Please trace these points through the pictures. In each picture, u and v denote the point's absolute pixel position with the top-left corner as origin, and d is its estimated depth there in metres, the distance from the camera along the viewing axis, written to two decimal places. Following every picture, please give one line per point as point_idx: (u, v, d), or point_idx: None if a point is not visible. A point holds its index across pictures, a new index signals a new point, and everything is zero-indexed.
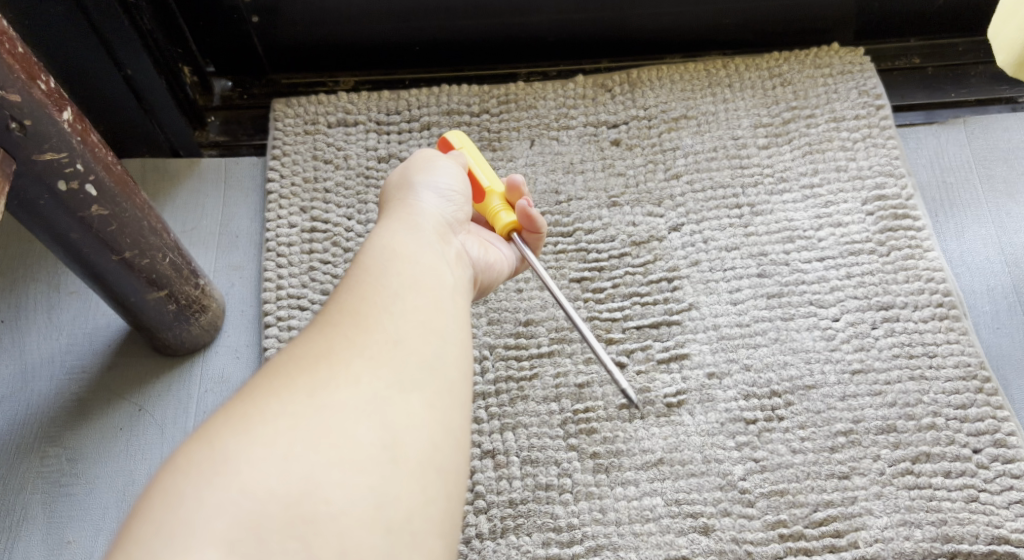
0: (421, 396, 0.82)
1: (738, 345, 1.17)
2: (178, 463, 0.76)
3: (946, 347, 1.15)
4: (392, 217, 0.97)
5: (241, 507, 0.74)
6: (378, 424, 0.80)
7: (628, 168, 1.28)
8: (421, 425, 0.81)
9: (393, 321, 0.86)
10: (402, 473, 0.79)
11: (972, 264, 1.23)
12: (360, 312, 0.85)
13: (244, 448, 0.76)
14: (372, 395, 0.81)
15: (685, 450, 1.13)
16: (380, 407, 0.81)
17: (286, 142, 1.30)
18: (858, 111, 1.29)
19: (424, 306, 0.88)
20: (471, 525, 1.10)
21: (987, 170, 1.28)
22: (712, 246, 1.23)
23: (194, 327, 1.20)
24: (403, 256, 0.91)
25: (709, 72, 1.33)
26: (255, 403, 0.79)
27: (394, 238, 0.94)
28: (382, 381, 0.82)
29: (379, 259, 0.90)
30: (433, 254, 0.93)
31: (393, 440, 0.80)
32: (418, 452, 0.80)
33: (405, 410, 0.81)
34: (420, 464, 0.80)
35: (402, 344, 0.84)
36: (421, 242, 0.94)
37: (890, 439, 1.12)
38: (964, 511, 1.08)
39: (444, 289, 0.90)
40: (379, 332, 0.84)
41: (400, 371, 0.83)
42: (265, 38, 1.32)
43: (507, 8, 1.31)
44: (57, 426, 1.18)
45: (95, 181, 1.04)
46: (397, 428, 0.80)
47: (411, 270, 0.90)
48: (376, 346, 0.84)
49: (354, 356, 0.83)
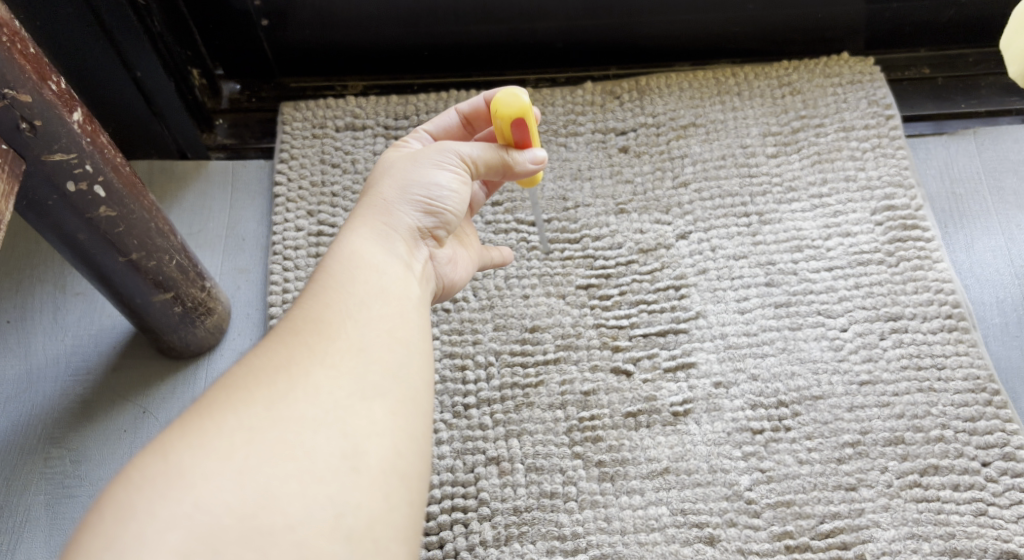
0: (382, 405, 0.83)
1: (746, 354, 1.16)
2: (135, 475, 0.77)
3: (955, 359, 1.14)
4: (364, 219, 0.96)
5: (197, 519, 0.75)
6: (338, 434, 0.81)
7: (636, 175, 1.28)
8: (381, 434, 0.82)
9: (356, 331, 0.86)
10: (361, 482, 0.80)
11: (981, 276, 1.22)
12: (321, 323, 0.86)
13: (201, 461, 0.77)
14: (332, 405, 0.82)
15: (692, 460, 1.12)
16: (339, 417, 0.81)
17: (295, 146, 1.30)
18: (867, 121, 1.28)
19: (388, 318, 0.88)
20: (475, 532, 1.09)
21: (997, 181, 1.27)
22: (720, 255, 1.22)
23: (199, 330, 1.20)
24: (368, 264, 0.91)
25: (719, 80, 1.33)
26: (212, 413, 0.80)
27: (363, 245, 0.93)
28: (342, 391, 0.83)
29: (345, 268, 0.90)
30: (400, 264, 0.94)
31: (353, 450, 0.80)
32: (378, 461, 0.81)
33: (365, 420, 0.82)
34: (380, 473, 0.81)
35: (365, 353, 0.85)
36: (390, 252, 0.94)
37: (898, 451, 1.11)
38: (973, 525, 1.07)
39: (409, 300, 0.91)
40: (340, 342, 0.85)
41: (361, 382, 0.84)
42: (274, 41, 1.32)
43: (516, 15, 1.31)
44: (60, 427, 1.18)
45: (104, 182, 1.04)
46: (357, 438, 0.81)
47: (376, 280, 0.91)
48: (338, 356, 0.84)
49: (315, 367, 0.83)
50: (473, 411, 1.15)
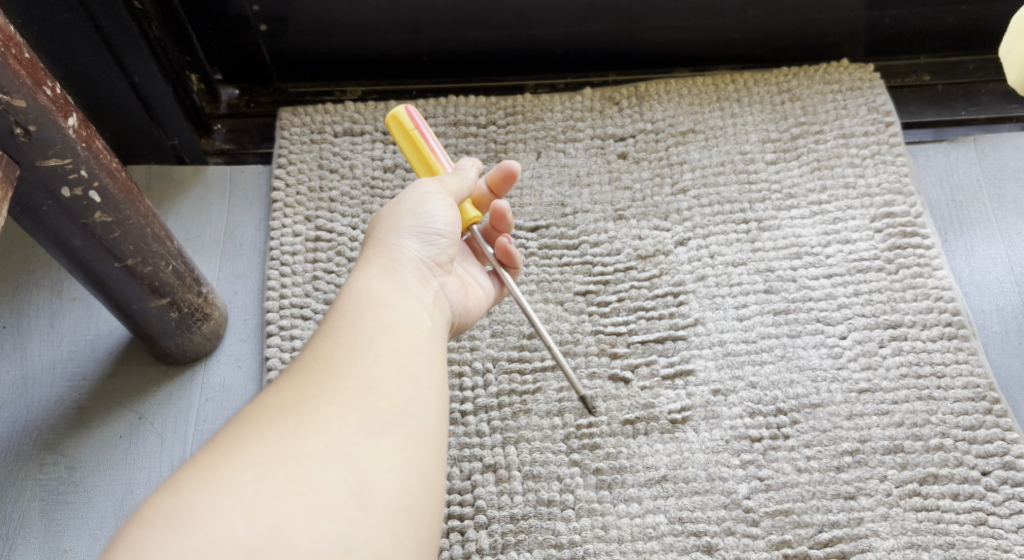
0: (392, 441, 0.82)
1: (744, 362, 1.16)
2: (147, 512, 0.76)
3: (955, 367, 1.14)
4: (372, 259, 0.96)
5: (206, 556, 0.74)
6: (347, 470, 0.79)
7: (635, 182, 1.27)
8: (391, 470, 0.81)
9: (367, 366, 0.85)
10: (369, 518, 0.78)
11: (981, 284, 1.21)
12: (333, 356, 0.85)
13: (211, 496, 0.76)
14: (341, 441, 0.81)
15: (690, 467, 1.11)
16: (349, 452, 0.80)
17: (293, 150, 1.30)
18: (867, 128, 1.28)
19: (399, 351, 0.87)
20: (471, 540, 1.08)
21: (997, 189, 1.27)
22: (718, 261, 1.21)
23: (196, 336, 1.19)
24: (381, 297, 0.91)
25: (718, 86, 1.32)
26: (223, 450, 0.79)
27: (373, 281, 0.92)
28: (352, 427, 0.81)
29: (356, 304, 0.90)
30: (411, 298, 0.93)
31: (362, 486, 0.79)
32: (387, 497, 0.80)
33: (375, 455, 0.81)
34: (390, 510, 0.80)
35: (376, 388, 0.84)
36: (401, 286, 0.93)
37: (897, 460, 1.10)
38: (973, 535, 1.07)
39: (421, 330, 0.90)
40: (351, 378, 0.84)
41: (371, 418, 0.82)
42: (273, 47, 1.32)
43: (515, 21, 1.30)
44: (56, 433, 1.17)
45: (99, 188, 1.04)
46: (366, 473, 0.80)
47: (388, 315, 0.90)
48: (348, 392, 0.83)
49: (325, 403, 0.82)
50: (470, 418, 1.14)
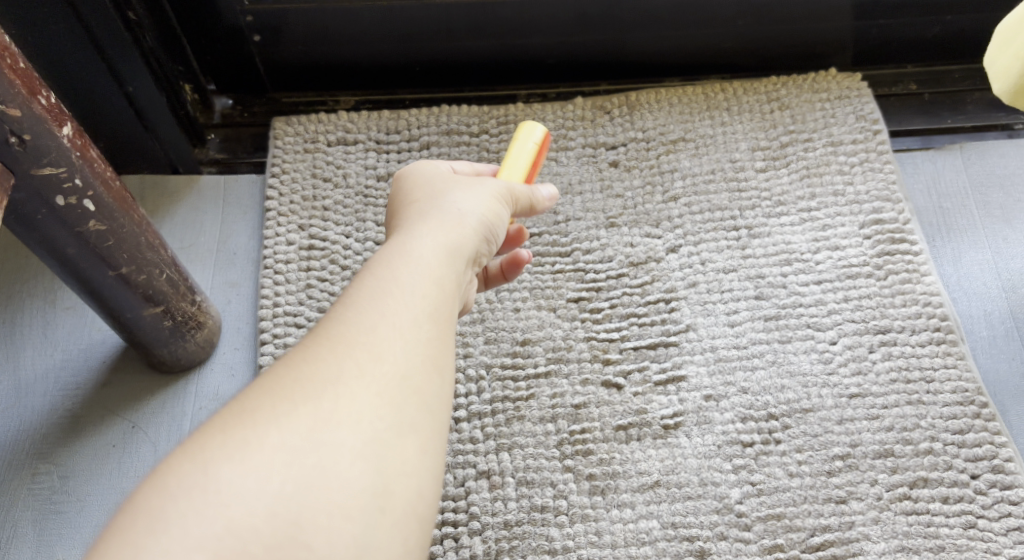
0: (419, 440, 0.80)
1: (735, 368, 1.17)
2: (167, 480, 0.74)
3: (943, 372, 1.15)
4: (422, 221, 0.93)
5: (222, 542, 0.73)
6: (372, 469, 0.78)
7: (626, 190, 1.28)
8: (413, 472, 0.79)
9: (406, 352, 0.82)
10: (388, 522, 0.77)
11: (969, 290, 1.23)
12: (374, 333, 0.82)
13: (236, 477, 0.75)
14: (372, 434, 0.79)
15: (682, 473, 1.12)
16: (377, 449, 0.78)
17: (286, 160, 1.31)
18: (855, 136, 1.30)
19: (437, 338, 0.84)
20: (465, 546, 1.09)
21: (983, 196, 1.28)
22: (709, 268, 1.23)
23: (190, 344, 1.19)
24: (424, 271, 0.87)
25: (708, 95, 1.34)
26: (253, 425, 0.77)
27: (421, 251, 0.89)
28: (382, 420, 0.79)
29: (402, 275, 0.86)
30: (454, 275, 0.89)
31: (385, 487, 0.78)
32: (406, 500, 0.78)
33: (402, 455, 0.79)
34: (407, 514, 0.78)
35: (411, 378, 0.82)
36: (447, 259, 0.90)
37: (887, 464, 1.11)
38: (963, 538, 1.08)
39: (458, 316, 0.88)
40: (390, 364, 0.81)
41: (403, 411, 0.80)
42: (266, 57, 1.33)
43: (507, 30, 1.32)
44: (49, 442, 1.17)
45: (93, 197, 1.04)
46: (392, 475, 0.78)
47: (430, 294, 0.86)
48: (385, 380, 0.81)
49: (361, 390, 0.80)
50: (463, 425, 1.15)
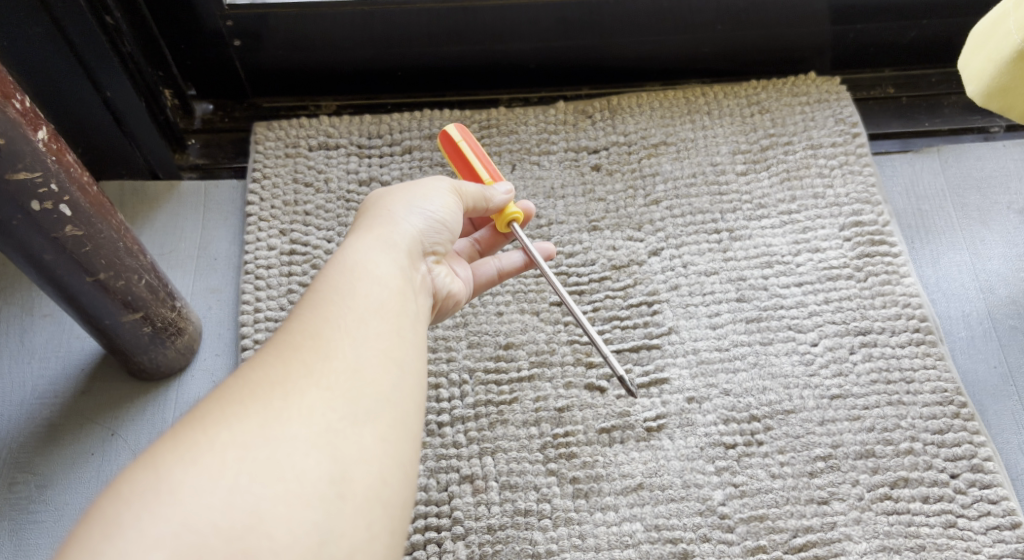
0: (374, 429, 0.82)
1: (718, 370, 1.18)
2: (123, 488, 0.76)
3: (923, 373, 1.16)
4: (365, 233, 0.96)
5: (182, 538, 0.74)
6: (327, 458, 0.80)
7: (608, 194, 1.29)
8: (370, 459, 0.81)
9: (354, 350, 0.85)
10: (348, 508, 0.79)
11: (948, 291, 1.24)
12: (320, 336, 0.85)
13: (191, 476, 0.76)
14: (324, 426, 0.81)
15: (665, 475, 1.12)
16: (331, 439, 0.80)
17: (267, 165, 1.30)
18: (834, 139, 1.31)
19: (385, 335, 0.87)
20: (449, 551, 1.09)
21: (960, 198, 1.30)
22: (691, 271, 1.23)
23: (171, 351, 1.18)
24: (369, 277, 0.90)
25: (689, 99, 1.35)
26: (205, 427, 0.79)
27: (365, 257, 0.92)
28: (335, 412, 0.82)
29: (345, 280, 0.89)
30: (400, 278, 0.92)
31: (342, 475, 0.80)
32: (365, 486, 0.80)
33: (357, 444, 0.81)
34: (366, 500, 0.80)
35: (360, 373, 0.84)
36: (391, 263, 0.93)
37: (868, 464, 1.12)
38: (943, 537, 1.08)
39: (409, 314, 0.90)
40: (338, 361, 0.84)
41: (355, 403, 0.83)
42: (247, 62, 1.33)
43: (489, 36, 1.32)
44: (26, 451, 1.16)
45: (70, 202, 1.03)
46: (348, 463, 0.80)
47: (376, 296, 0.89)
48: (334, 375, 0.83)
49: (310, 386, 0.82)
50: (447, 429, 1.15)
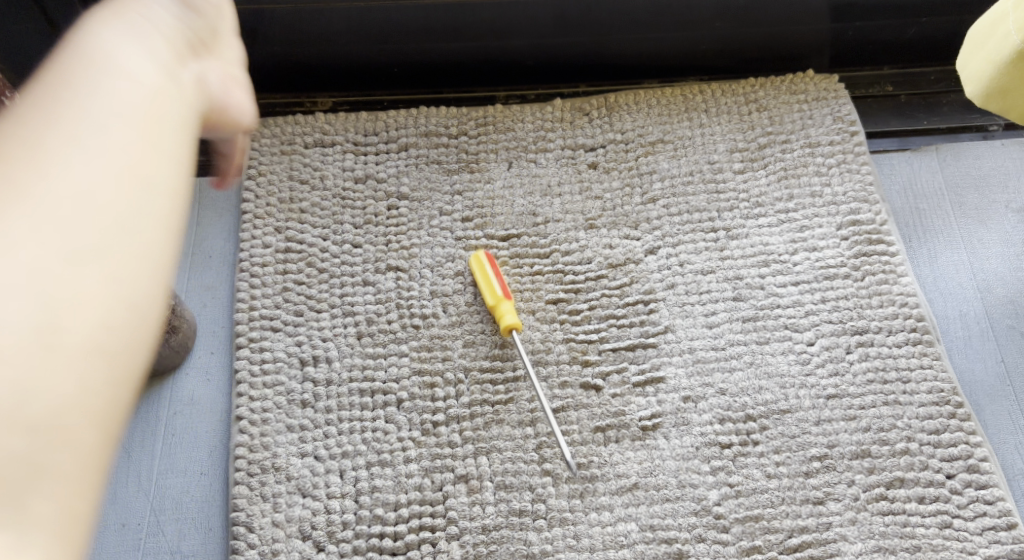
0: (101, 263, 0.65)
1: (713, 369, 1.17)
2: None
3: (919, 373, 1.16)
4: (106, 8, 0.75)
5: None
6: (36, 302, 0.63)
7: (605, 192, 1.28)
8: (89, 300, 0.64)
9: (84, 157, 0.66)
10: (53, 362, 0.62)
11: (945, 290, 1.24)
12: (35, 142, 0.65)
13: None
14: (35, 259, 0.63)
15: (660, 475, 1.12)
16: (39, 273, 0.63)
17: (263, 161, 1.30)
18: (832, 137, 1.30)
19: (128, 141, 0.68)
20: (443, 551, 1.08)
21: (958, 197, 1.29)
22: (688, 270, 1.23)
23: (164, 348, 1.17)
24: (109, 69, 0.71)
25: (686, 97, 1.34)
26: None
27: (109, 36, 0.72)
28: (53, 239, 0.64)
29: (91, 69, 0.70)
30: (158, 69, 0.73)
31: (48, 321, 0.63)
32: (77, 336, 0.63)
33: (76, 281, 0.64)
34: (80, 353, 0.63)
35: (90, 194, 0.66)
36: (148, 52, 0.74)
37: (864, 464, 1.12)
38: (939, 538, 1.08)
39: (161, 113, 0.71)
40: (67, 174, 0.66)
41: (81, 230, 0.65)
42: (243, 58, 1.33)
43: (486, 32, 1.32)
44: None
45: None
46: (60, 300, 0.63)
47: (126, 88, 0.70)
48: (64, 191, 0.65)
49: (29, 208, 0.64)
50: (442, 428, 1.14)
